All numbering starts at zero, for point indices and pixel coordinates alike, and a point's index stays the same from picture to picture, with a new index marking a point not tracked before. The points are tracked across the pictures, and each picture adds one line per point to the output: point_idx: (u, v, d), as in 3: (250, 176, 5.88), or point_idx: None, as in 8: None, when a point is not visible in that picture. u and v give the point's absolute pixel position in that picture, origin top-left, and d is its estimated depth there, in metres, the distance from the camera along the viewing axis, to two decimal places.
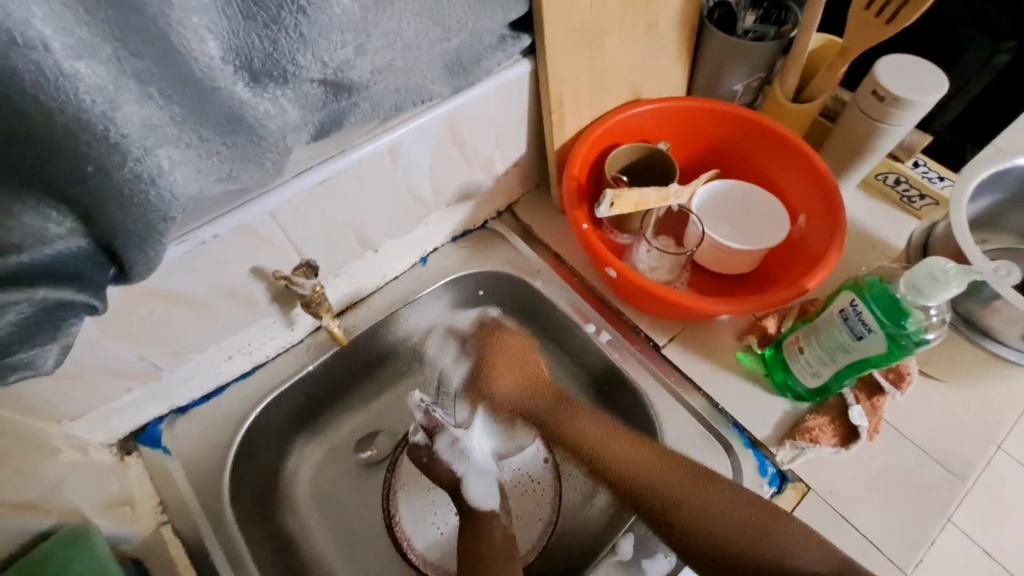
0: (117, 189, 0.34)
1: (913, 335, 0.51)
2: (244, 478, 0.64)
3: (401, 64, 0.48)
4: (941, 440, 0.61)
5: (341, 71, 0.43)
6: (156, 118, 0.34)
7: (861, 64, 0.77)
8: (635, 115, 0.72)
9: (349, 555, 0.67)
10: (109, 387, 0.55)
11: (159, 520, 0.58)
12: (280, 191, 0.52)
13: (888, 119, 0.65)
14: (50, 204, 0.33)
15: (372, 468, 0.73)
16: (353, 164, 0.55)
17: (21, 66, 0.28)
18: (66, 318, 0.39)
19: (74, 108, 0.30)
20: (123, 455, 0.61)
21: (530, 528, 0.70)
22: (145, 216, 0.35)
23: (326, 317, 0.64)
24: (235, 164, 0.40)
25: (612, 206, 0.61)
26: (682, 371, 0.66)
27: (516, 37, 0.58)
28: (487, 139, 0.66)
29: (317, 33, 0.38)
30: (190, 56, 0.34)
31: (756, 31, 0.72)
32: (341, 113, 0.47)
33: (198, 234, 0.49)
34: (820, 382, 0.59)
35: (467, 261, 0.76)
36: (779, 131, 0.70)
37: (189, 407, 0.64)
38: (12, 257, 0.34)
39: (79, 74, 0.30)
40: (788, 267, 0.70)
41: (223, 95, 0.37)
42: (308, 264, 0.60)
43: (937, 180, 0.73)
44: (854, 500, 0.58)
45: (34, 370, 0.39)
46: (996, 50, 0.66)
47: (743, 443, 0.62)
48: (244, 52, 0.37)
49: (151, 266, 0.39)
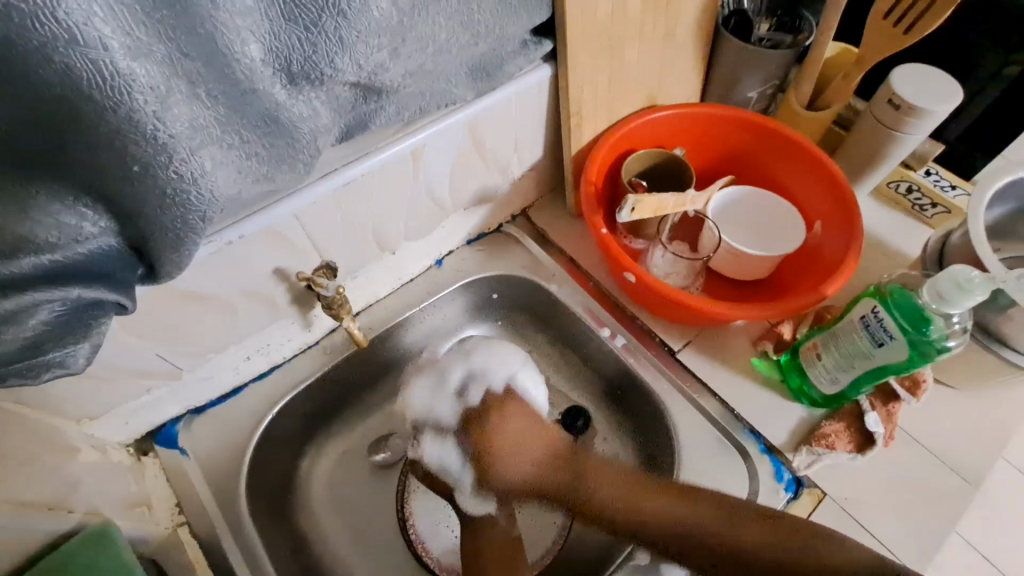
0: (161, 190, 0.34)
1: (936, 342, 0.52)
2: (260, 479, 0.64)
3: (430, 68, 0.48)
4: (955, 447, 0.61)
5: (375, 75, 0.43)
6: (201, 119, 0.35)
7: (876, 72, 0.78)
8: (651, 120, 0.73)
9: (363, 557, 0.67)
10: (128, 386, 0.55)
11: (176, 520, 0.58)
12: (306, 192, 0.52)
13: (902, 127, 0.66)
14: (87, 203, 0.33)
15: (387, 470, 0.73)
16: (378, 165, 0.55)
17: (79, 65, 0.28)
18: (97, 318, 0.38)
19: (127, 108, 0.30)
20: (140, 455, 0.61)
21: (544, 532, 0.71)
22: (183, 216, 0.36)
23: (346, 318, 0.63)
24: (270, 165, 0.41)
25: (632, 211, 0.62)
26: (697, 376, 0.67)
27: (539, 43, 0.59)
28: (506, 143, 0.66)
29: (355, 37, 0.39)
30: (234, 58, 0.34)
31: (772, 40, 0.73)
32: (368, 115, 0.47)
33: (224, 234, 0.49)
34: (837, 389, 0.59)
35: (482, 264, 0.76)
36: (795, 139, 0.70)
37: (206, 407, 0.64)
38: (46, 256, 0.33)
39: (134, 74, 0.30)
40: (802, 274, 0.71)
41: (263, 97, 0.37)
42: (329, 265, 0.60)
43: (949, 189, 0.74)
44: (870, 506, 0.58)
45: (67, 369, 0.39)
46: (1007, 62, 0.67)
47: (759, 449, 0.62)
48: (285, 55, 0.37)
49: (182, 266, 0.39)
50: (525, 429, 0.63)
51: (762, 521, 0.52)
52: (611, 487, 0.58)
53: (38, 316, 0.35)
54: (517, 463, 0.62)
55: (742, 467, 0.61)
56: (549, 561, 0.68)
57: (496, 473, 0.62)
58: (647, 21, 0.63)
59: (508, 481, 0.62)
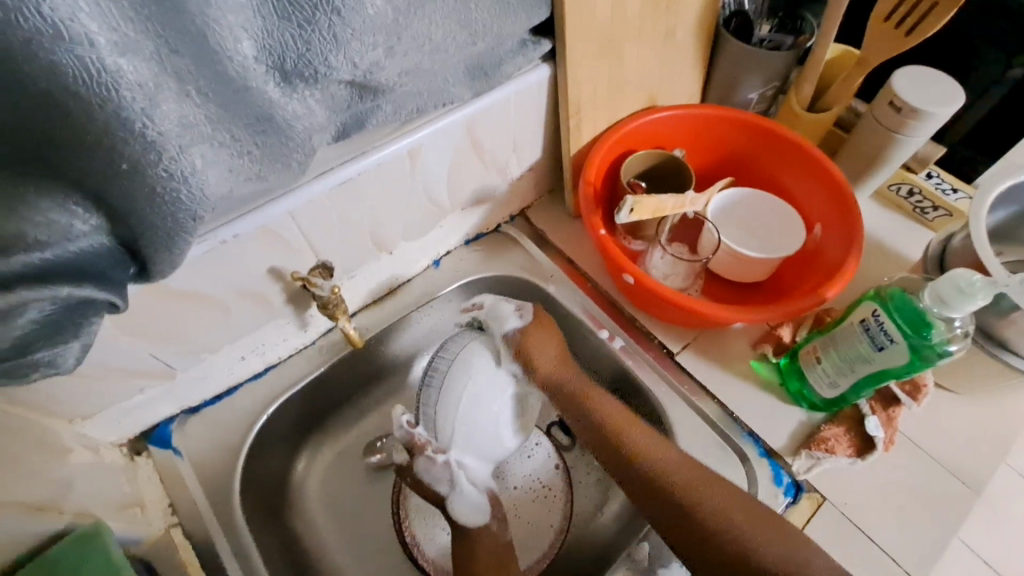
0: (150, 188, 0.33)
1: (936, 346, 0.51)
2: (255, 479, 0.64)
3: (427, 66, 0.48)
4: (955, 452, 0.61)
5: (369, 73, 0.43)
6: (191, 116, 0.35)
7: (878, 75, 0.78)
8: (651, 121, 0.72)
9: (358, 559, 0.67)
10: (121, 385, 0.55)
11: (169, 521, 0.57)
12: (301, 191, 0.51)
13: (903, 129, 0.65)
14: (76, 201, 0.33)
15: (382, 471, 0.72)
16: (375, 165, 0.55)
17: (64, 61, 0.28)
18: (87, 317, 0.38)
19: (114, 105, 0.30)
20: (133, 455, 0.60)
21: (540, 537, 0.69)
22: (174, 215, 0.35)
23: (342, 319, 0.63)
24: (263, 164, 0.40)
25: (631, 212, 0.61)
26: (695, 378, 0.66)
27: (537, 42, 0.58)
28: (504, 144, 0.66)
29: (349, 35, 0.39)
30: (225, 55, 0.34)
31: (773, 41, 0.71)
32: (364, 114, 0.47)
33: (218, 233, 0.49)
34: (837, 393, 0.59)
35: (480, 264, 0.75)
36: (797, 140, 0.70)
37: (200, 408, 0.64)
38: (36, 254, 0.33)
39: (121, 70, 0.30)
40: (802, 277, 0.70)
41: (255, 94, 0.37)
42: (325, 265, 0.59)
43: (951, 191, 0.73)
44: (869, 511, 0.58)
45: (56, 368, 0.39)
46: (1009, 65, 0.67)
47: (758, 452, 0.61)
48: (277, 52, 0.37)
49: (174, 265, 0.39)
50: (556, 349, 0.67)
51: (763, 521, 0.52)
52: (646, 443, 0.59)
53: (27, 314, 0.34)
54: (556, 365, 0.66)
55: (740, 471, 0.61)
56: (545, 565, 0.67)
57: (534, 362, 0.66)
58: (647, 21, 0.63)
59: (547, 377, 0.66)
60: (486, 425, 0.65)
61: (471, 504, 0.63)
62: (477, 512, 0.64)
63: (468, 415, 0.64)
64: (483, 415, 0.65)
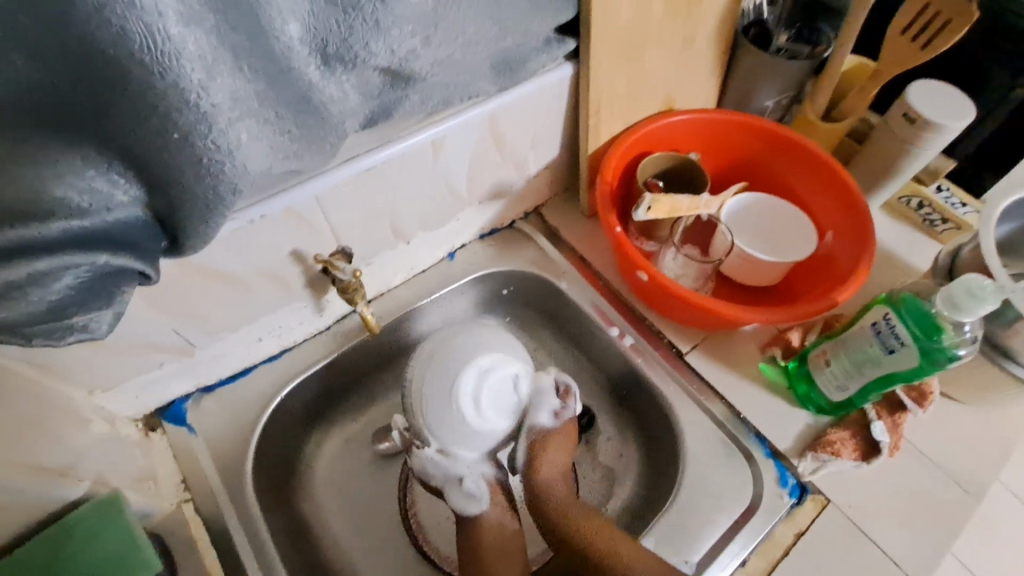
0: (196, 158, 0.34)
1: (945, 349, 0.51)
2: (266, 460, 0.64)
3: (458, 58, 0.49)
4: (959, 459, 0.61)
5: (405, 61, 0.44)
6: (243, 92, 0.36)
7: (893, 87, 0.79)
8: (668, 125, 0.73)
9: (362, 547, 0.67)
10: (142, 359, 0.55)
11: (181, 497, 0.59)
12: (328, 176, 0.53)
13: (917, 140, 0.66)
14: (119, 170, 0.34)
15: (388, 459, 0.73)
16: (399, 153, 0.56)
17: (132, 28, 0.29)
18: (120, 286, 0.38)
19: (174, 75, 0.31)
20: (148, 430, 0.61)
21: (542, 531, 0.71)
22: (215, 187, 0.36)
23: (360, 303, 0.64)
24: (302, 144, 0.42)
25: (648, 210, 0.63)
26: (703, 377, 0.67)
27: (562, 41, 0.59)
28: (525, 140, 0.67)
29: (390, 21, 0.40)
30: (273, 34, 0.35)
31: (790, 50, 0.74)
32: (394, 102, 0.48)
33: (247, 213, 0.50)
34: (845, 397, 0.60)
35: (494, 258, 0.76)
36: (811, 148, 0.71)
37: (214, 386, 0.64)
38: (73, 222, 0.34)
39: (182, 40, 0.31)
40: (812, 283, 0.71)
41: (298, 76, 0.38)
42: (344, 250, 0.60)
43: (961, 207, 0.73)
44: (874, 515, 0.58)
45: (91, 333, 0.39)
46: (1018, 84, 0.68)
47: (764, 453, 0.62)
48: (322, 36, 0.38)
49: (206, 239, 0.40)
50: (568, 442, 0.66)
51: None
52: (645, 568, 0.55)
53: (64, 280, 0.35)
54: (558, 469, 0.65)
55: (746, 469, 0.62)
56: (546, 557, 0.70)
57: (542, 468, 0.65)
58: (668, 26, 0.64)
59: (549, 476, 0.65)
60: (461, 421, 0.61)
61: (466, 494, 0.64)
62: (472, 501, 0.64)
63: (441, 422, 0.61)
64: (451, 418, 0.61)
